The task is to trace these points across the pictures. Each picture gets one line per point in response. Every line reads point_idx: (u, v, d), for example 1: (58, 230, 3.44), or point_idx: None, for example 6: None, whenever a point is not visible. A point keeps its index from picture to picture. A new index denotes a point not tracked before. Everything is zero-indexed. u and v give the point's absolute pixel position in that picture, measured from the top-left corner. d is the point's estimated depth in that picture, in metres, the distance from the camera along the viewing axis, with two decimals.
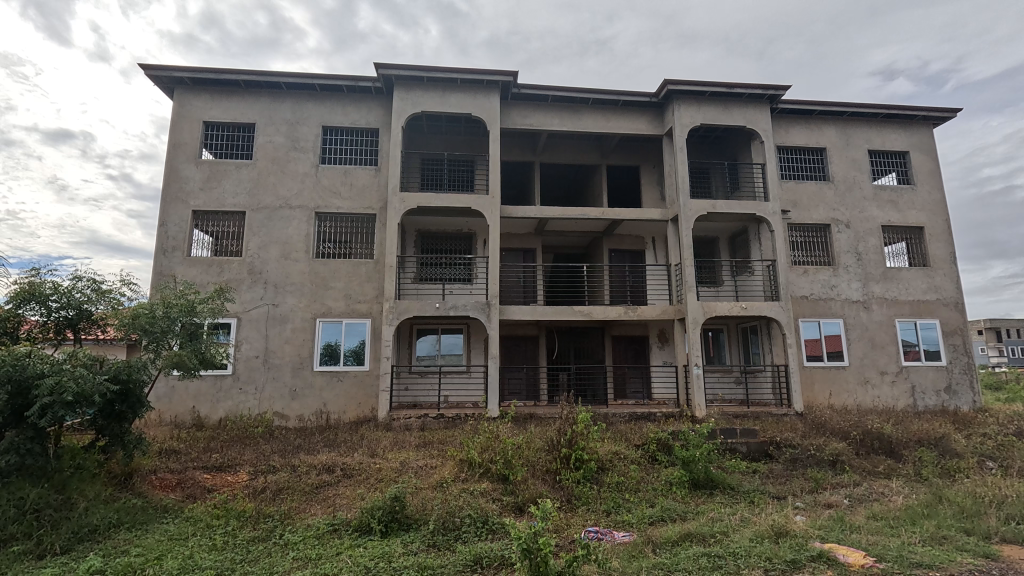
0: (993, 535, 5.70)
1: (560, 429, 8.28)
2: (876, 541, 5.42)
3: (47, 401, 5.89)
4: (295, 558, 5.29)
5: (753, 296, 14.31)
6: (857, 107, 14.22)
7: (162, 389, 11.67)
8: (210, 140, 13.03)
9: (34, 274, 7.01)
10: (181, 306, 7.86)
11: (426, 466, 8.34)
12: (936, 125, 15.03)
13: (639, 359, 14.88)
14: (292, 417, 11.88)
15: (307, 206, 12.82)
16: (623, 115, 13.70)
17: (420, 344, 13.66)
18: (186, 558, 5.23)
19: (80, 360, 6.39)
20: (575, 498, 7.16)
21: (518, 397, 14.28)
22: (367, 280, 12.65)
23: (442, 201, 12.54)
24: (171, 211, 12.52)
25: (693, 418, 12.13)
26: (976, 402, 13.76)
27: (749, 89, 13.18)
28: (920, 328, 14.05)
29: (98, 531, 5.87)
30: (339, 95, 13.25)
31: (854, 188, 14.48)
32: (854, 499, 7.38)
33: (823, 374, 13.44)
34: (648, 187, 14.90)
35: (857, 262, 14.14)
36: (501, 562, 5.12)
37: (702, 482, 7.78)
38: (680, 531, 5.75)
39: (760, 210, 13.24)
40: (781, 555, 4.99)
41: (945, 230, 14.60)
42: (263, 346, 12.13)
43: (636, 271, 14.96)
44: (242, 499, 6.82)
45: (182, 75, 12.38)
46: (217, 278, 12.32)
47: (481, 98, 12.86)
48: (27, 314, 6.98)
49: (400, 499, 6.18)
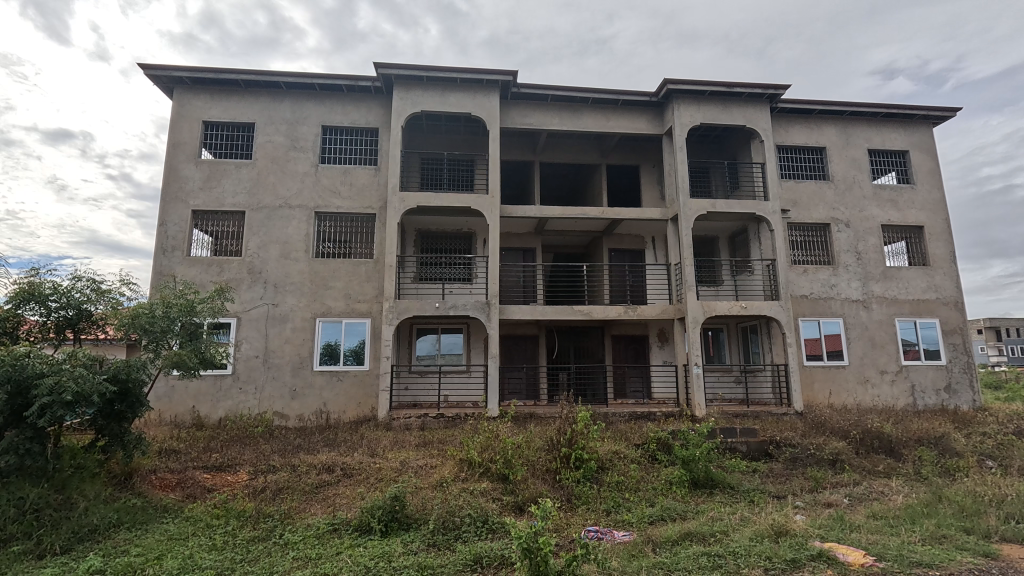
0: (993, 534, 5.71)
1: (560, 429, 8.27)
2: (877, 540, 5.41)
3: (47, 401, 5.88)
4: (294, 558, 5.29)
5: (753, 296, 14.31)
6: (857, 106, 14.22)
7: (162, 388, 11.67)
8: (210, 139, 13.02)
9: (34, 274, 7.01)
10: (181, 306, 7.87)
11: (426, 466, 8.34)
12: (936, 124, 15.03)
13: (639, 358, 14.88)
14: (291, 417, 11.88)
15: (306, 205, 12.81)
16: (622, 114, 13.70)
17: (420, 344, 13.67)
18: (185, 558, 5.23)
19: (79, 360, 6.38)
20: (575, 497, 7.16)
21: (518, 396, 14.29)
22: (367, 280, 12.65)
23: (442, 201, 12.54)
24: (170, 211, 12.51)
25: (693, 418, 12.14)
26: (976, 401, 13.77)
27: (749, 88, 13.17)
28: (920, 327, 14.05)
29: (98, 531, 5.87)
30: (338, 94, 13.24)
31: (854, 187, 14.48)
32: (854, 498, 7.38)
33: (823, 373, 13.44)
34: (648, 186, 14.90)
35: (857, 262, 14.14)
36: (501, 561, 5.12)
37: (701, 482, 7.79)
38: (680, 530, 5.75)
39: (760, 209, 13.23)
40: (781, 554, 5.00)
41: (944, 229, 14.60)
42: (263, 346, 12.13)
43: (636, 271, 14.96)
44: (243, 499, 6.82)
45: (182, 75, 12.38)
46: (217, 278, 12.32)
47: (481, 97, 12.86)
48: (27, 314, 6.97)
49: (400, 499, 6.18)
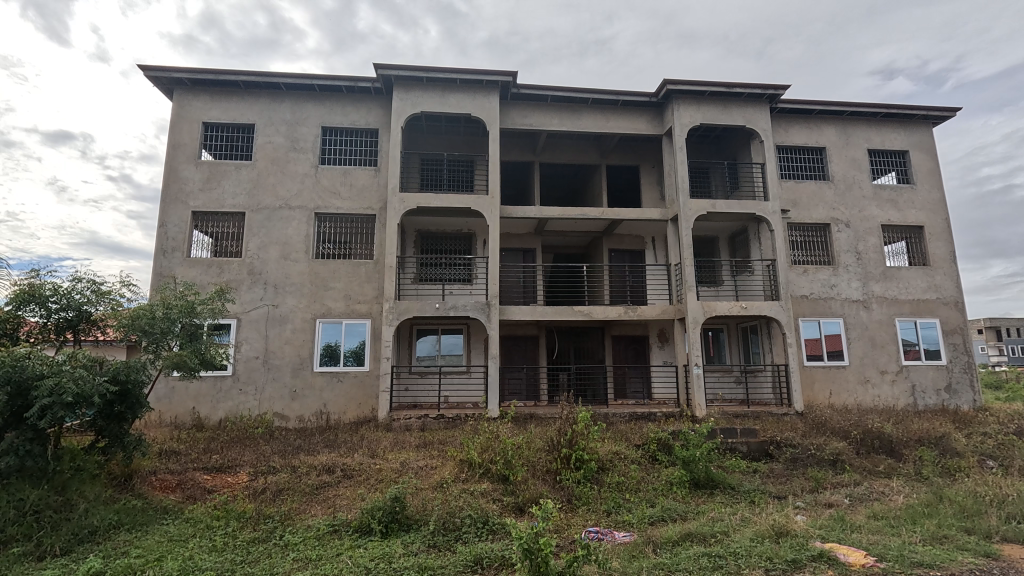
0: (994, 534, 5.70)
1: (560, 429, 8.26)
2: (878, 540, 5.41)
3: (47, 402, 5.87)
4: (295, 559, 5.29)
5: (753, 296, 14.30)
6: (857, 106, 14.22)
7: (161, 389, 11.67)
8: (209, 140, 13.02)
9: (34, 275, 7.01)
10: (181, 307, 7.90)
11: (426, 467, 8.34)
12: (936, 124, 15.03)
13: (639, 359, 14.88)
14: (292, 418, 11.88)
15: (306, 206, 12.81)
16: (622, 115, 13.70)
17: (420, 344, 13.66)
18: (186, 560, 5.22)
19: (79, 361, 6.38)
20: (575, 498, 7.15)
21: (518, 397, 14.29)
22: (367, 280, 12.65)
23: (442, 202, 12.54)
24: (170, 212, 12.51)
25: (694, 418, 12.13)
26: (976, 401, 13.76)
27: (748, 88, 13.17)
28: (920, 327, 14.05)
29: (98, 533, 5.86)
30: (338, 95, 13.25)
31: (854, 187, 14.48)
32: (854, 498, 7.38)
33: (823, 373, 13.44)
34: (648, 187, 14.90)
35: (857, 262, 14.14)
36: (501, 562, 5.11)
37: (702, 482, 7.79)
38: (680, 531, 5.74)
39: (760, 209, 13.23)
40: (782, 555, 4.99)
41: (944, 229, 14.59)
42: (263, 347, 12.12)
43: (636, 271, 14.96)
44: (242, 501, 6.82)
45: (182, 76, 12.39)
46: (217, 279, 12.32)
47: (480, 98, 12.86)
48: (27, 315, 6.97)
49: (400, 500, 6.17)
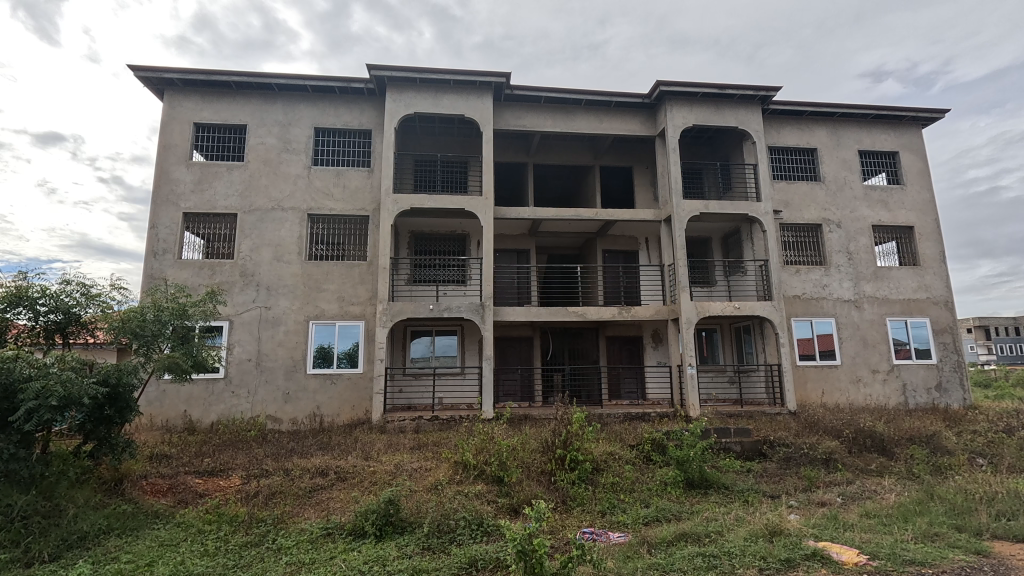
0: (984, 531, 5.76)
1: (556, 430, 8.30)
2: (870, 538, 5.45)
3: (33, 404, 5.81)
4: (288, 563, 5.24)
5: (747, 296, 14.33)
6: (848, 108, 14.34)
7: (152, 392, 11.58)
8: (199, 140, 12.89)
9: (22, 277, 6.89)
10: (172, 309, 7.82)
11: (420, 469, 8.31)
12: (924, 125, 15.19)
13: (634, 359, 14.93)
14: (285, 420, 11.78)
15: (299, 208, 12.74)
16: (616, 115, 13.73)
17: (415, 346, 13.62)
18: (178, 564, 5.18)
19: (67, 363, 6.27)
20: (571, 498, 7.16)
21: (513, 397, 14.36)
22: (360, 281, 12.59)
23: (435, 203, 12.50)
24: (161, 213, 12.39)
25: (687, 418, 12.16)
26: (966, 400, 13.90)
27: (741, 89, 13.24)
28: (911, 326, 14.17)
29: (88, 538, 5.79)
30: (330, 95, 13.19)
31: (845, 188, 14.59)
32: (847, 497, 7.41)
33: (816, 373, 13.52)
34: (641, 188, 14.98)
35: (849, 262, 14.24)
36: (496, 564, 5.10)
37: (696, 482, 7.81)
38: (675, 530, 5.75)
39: (753, 210, 13.30)
40: (775, 554, 5.00)
41: (934, 229, 14.75)
42: (255, 349, 12.05)
43: (630, 271, 15.00)
44: (235, 504, 6.73)
45: (172, 76, 12.29)
46: (209, 280, 12.23)
47: (474, 99, 12.84)
48: (16, 319, 6.86)
49: (394, 502, 6.12)
